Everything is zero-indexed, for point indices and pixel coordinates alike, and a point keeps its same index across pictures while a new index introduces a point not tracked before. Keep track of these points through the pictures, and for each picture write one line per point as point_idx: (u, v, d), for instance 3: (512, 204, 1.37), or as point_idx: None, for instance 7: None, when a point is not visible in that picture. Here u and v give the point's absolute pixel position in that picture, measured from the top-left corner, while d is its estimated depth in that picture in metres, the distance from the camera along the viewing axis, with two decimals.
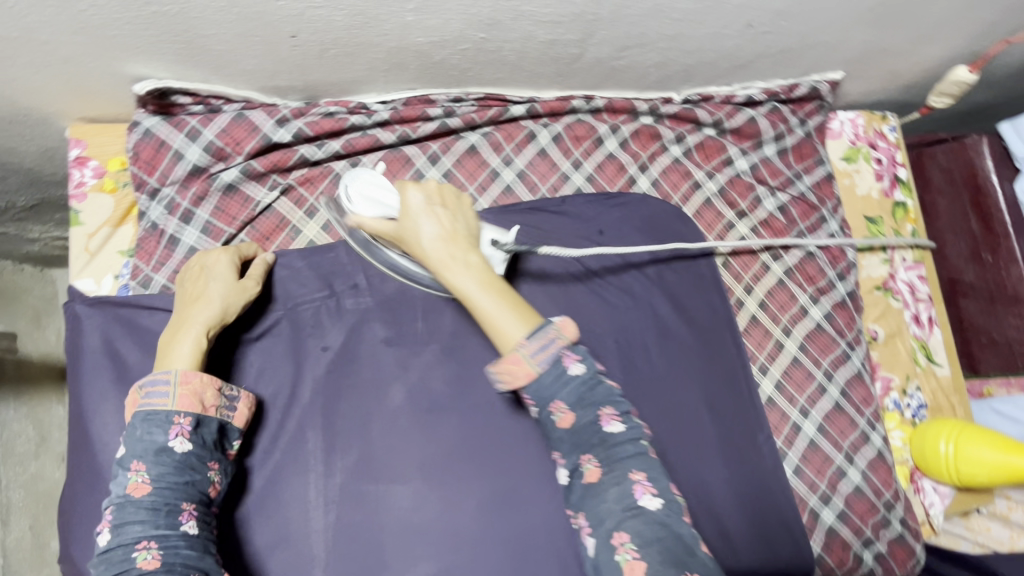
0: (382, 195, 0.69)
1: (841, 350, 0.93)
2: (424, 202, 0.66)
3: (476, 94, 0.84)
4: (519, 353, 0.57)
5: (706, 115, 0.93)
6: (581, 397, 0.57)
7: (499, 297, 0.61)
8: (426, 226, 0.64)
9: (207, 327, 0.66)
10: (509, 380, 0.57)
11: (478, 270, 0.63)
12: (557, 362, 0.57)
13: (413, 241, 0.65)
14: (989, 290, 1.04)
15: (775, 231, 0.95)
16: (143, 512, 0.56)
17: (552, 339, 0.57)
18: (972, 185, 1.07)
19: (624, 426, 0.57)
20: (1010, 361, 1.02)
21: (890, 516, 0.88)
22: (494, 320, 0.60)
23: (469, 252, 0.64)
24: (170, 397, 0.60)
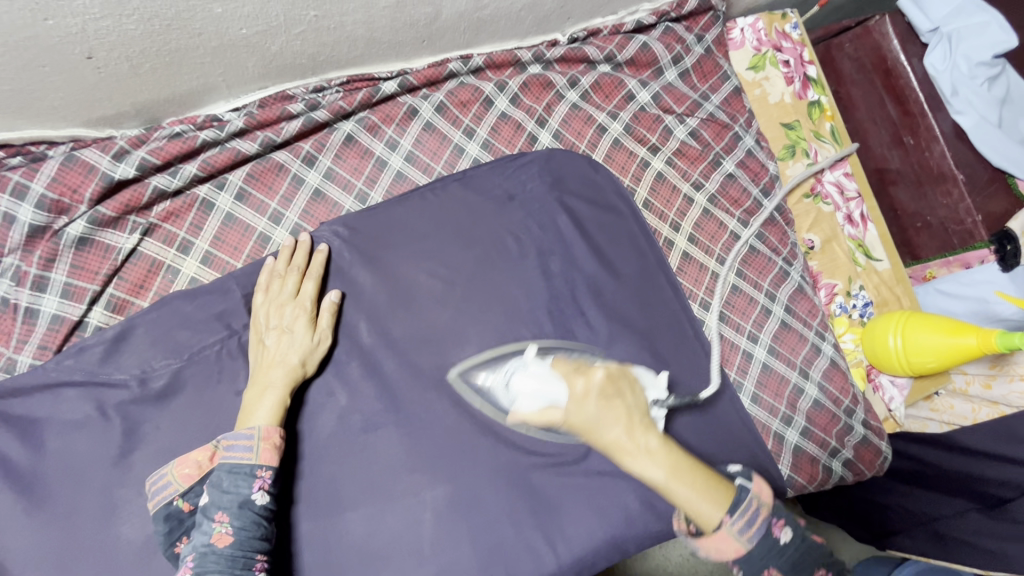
0: (550, 385, 0.60)
1: (779, 268, 0.90)
2: (595, 383, 0.52)
3: (338, 79, 0.76)
4: (726, 532, 0.48)
5: (597, 52, 0.87)
6: (797, 566, 0.49)
7: (697, 485, 0.49)
8: (605, 425, 0.50)
9: (290, 385, 0.66)
10: (714, 554, 0.49)
11: (667, 455, 0.50)
12: (767, 536, 0.49)
13: (588, 434, 0.51)
14: (915, 173, 1.02)
15: (691, 159, 0.90)
16: (225, 562, 0.54)
17: (758, 511, 0.49)
18: (882, 69, 1.04)
19: (794, 534, 0.50)
20: (946, 241, 1.00)
21: (852, 422, 0.87)
22: (695, 508, 0.48)
23: (650, 430, 0.51)
24: (253, 451, 0.60)
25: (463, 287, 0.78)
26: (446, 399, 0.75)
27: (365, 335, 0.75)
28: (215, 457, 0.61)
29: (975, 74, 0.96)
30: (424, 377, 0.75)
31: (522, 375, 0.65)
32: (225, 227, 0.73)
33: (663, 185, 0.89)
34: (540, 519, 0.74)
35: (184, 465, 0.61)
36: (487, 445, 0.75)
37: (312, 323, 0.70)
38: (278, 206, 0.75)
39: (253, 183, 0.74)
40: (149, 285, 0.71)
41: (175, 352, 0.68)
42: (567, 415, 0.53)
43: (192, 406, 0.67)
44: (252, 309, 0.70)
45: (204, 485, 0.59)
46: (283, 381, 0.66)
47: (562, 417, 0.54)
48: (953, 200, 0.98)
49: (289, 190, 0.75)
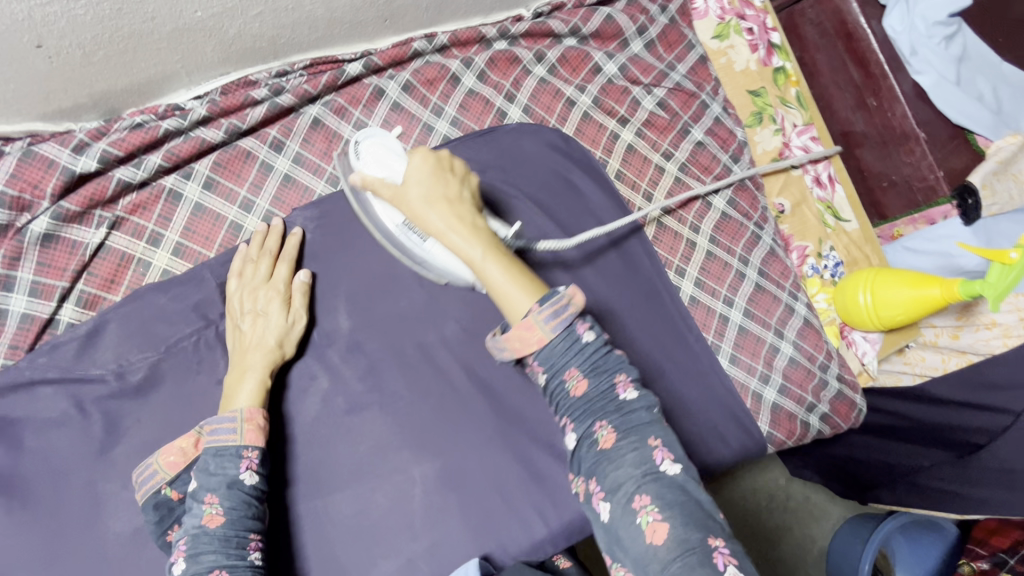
0: (389, 158, 0.64)
1: (751, 233, 0.92)
2: (429, 165, 0.61)
3: (301, 62, 0.75)
4: (530, 319, 0.54)
5: (561, 25, 0.88)
6: (594, 365, 0.53)
7: (505, 270, 0.58)
8: (427, 191, 0.60)
9: (268, 367, 0.66)
10: (519, 347, 0.54)
11: (486, 237, 0.60)
12: (570, 330, 0.54)
13: (414, 210, 0.60)
14: (879, 134, 1.05)
15: (660, 129, 0.90)
16: (219, 542, 0.54)
17: (565, 306, 0.54)
18: (844, 33, 1.05)
19: (637, 394, 0.53)
20: (912, 200, 1.03)
21: (827, 377, 0.90)
22: (503, 292, 0.57)
23: (476, 215, 0.60)
24: (237, 433, 0.60)
25: None
26: (429, 378, 0.76)
27: (344, 319, 0.75)
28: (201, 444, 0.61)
29: (931, 33, 0.98)
30: (407, 357, 0.76)
31: (364, 142, 0.65)
32: (195, 217, 0.72)
33: (634, 156, 0.89)
34: (529, 488, 0.75)
35: (168, 453, 0.60)
36: (474, 419, 0.76)
37: (284, 305, 0.69)
38: (247, 193, 0.74)
39: (221, 172, 0.73)
40: (120, 279, 0.70)
41: (153, 345, 0.68)
42: (397, 190, 0.61)
43: (174, 398, 0.67)
44: (227, 297, 0.69)
45: (191, 471, 0.59)
46: (261, 363, 0.66)
47: (389, 187, 0.62)
48: (916, 158, 1.02)
49: (258, 176, 0.75)
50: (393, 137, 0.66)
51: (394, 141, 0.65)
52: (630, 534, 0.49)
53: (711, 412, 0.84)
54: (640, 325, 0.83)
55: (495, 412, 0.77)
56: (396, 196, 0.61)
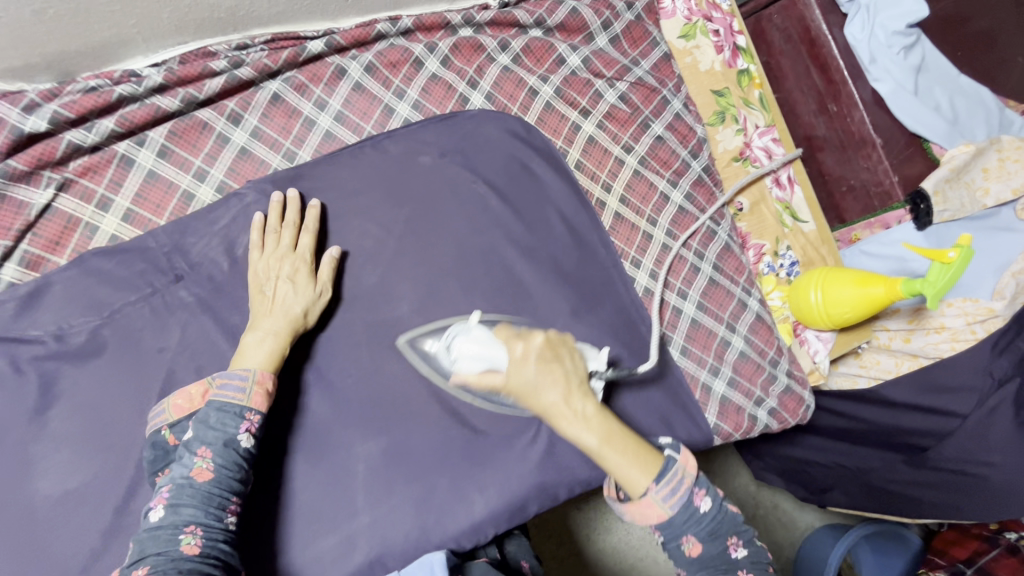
0: (487, 347, 0.64)
1: (707, 228, 0.93)
2: (536, 359, 0.57)
3: (262, 36, 0.76)
4: (651, 500, 0.55)
5: (526, 16, 0.89)
6: (712, 532, 0.57)
7: (627, 453, 0.56)
8: (546, 395, 0.56)
9: (291, 333, 0.68)
10: (639, 518, 0.57)
11: (600, 425, 0.56)
12: (688, 505, 0.57)
13: (528, 403, 0.56)
14: (839, 139, 1.06)
15: (621, 122, 0.92)
16: (202, 496, 0.55)
17: (681, 482, 0.56)
18: (808, 39, 1.07)
19: (746, 549, 0.58)
20: (868, 204, 1.06)
21: (776, 372, 0.92)
22: (624, 474, 0.56)
23: (588, 401, 0.57)
24: (244, 394, 0.61)
25: (394, 243, 0.79)
26: (376, 355, 0.76)
27: None
28: (207, 396, 0.62)
29: (891, 42, 1.01)
30: (355, 333, 0.76)
31: (458, 340, 0.68)
32: (147, 183, 0.72)
33: (595, 147, 0.91)
34: (472, 469, 0.75)
35: (178, 397, 0.62)
36: (420, 397, 0.76)
37: (310, 277, 0.71)
38: (202, 163, 0.75)
39: (176, 141, 0.73)
40: (65, 242, 0.69)
41: (95, 309, 0.68)
42: (505, 385, 0.57)
43: (114, 364, 0.67)
44: (249, 267, 0.71)
45: (192, 421, 0.59)
46: (282, 328, 0.67)
47: (497, 378, 0.57)
48: (873, 163, 1.04)
49: (214, 147, 0.75)
50: (476, 327, 0.69)
51: (484, 334, 0.66)
52: None
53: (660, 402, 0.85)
54: (591, 313, 0.85)
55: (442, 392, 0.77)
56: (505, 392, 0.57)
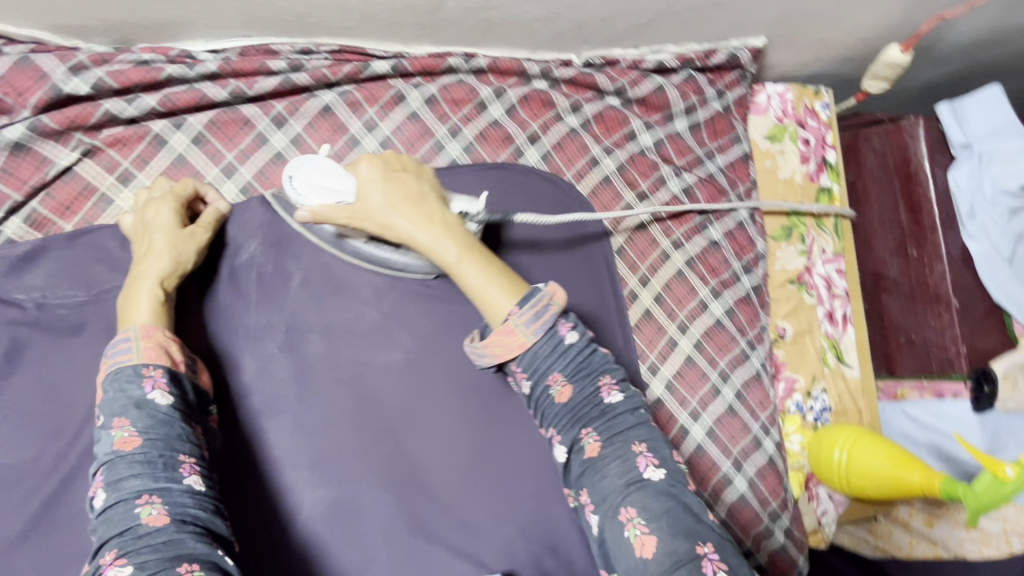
0: (336, 177, 0.62)
1: (740, 349, 0.86)
2: (377, 169, 0.61)
3: (329, 46, 0.73)
4: (511, 323, 0.52)
5: (607, 82, 0.83)
6: (579, 367, 0.53)
7: (486, 270, 0.56)
8: (382, 195, 0.59)
9: (161, 279, 0.62)
10: (500, 352, 0.53)
11: (460, 237, 0.58)
12: (552, 330, 0.53)
13: (368, 218, 0.60)
14: (911, 287, 0.96)
15: (677, 217, 0.86)
16: (139, 466, 0.50)
17: (545, 305, 0.52)
18: (904, 171, 0.96)
19: (580, 335, 0.53)
20: (925, 364, 0.94)
21: (773, 527, 0.83)
22: (481, 292, 0.55)
23: (443, 212, 0.60)
24: (134, 352, 0.56)
25: (405, 287, 0.75)
26: (355, 401, 0.71)
27: (287, 313, 0.71)
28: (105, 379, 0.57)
29: (996, 201, 0.92)
30: (339, 373, 0.72)
31: (297, 173, 0.63)
32: (173, 167, 0.70)
33: (642, 235, 0.85)
34: (419, 547, 0.70)
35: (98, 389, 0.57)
36: (387, 458, 0.71)
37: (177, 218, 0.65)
38: (234, 159, 0.72)
39: (214, 130, 0.71)
40: (76, 209, 0.67)
41: (84, 285, 0.65)
42: (354, 207, 0.60)
43: (84, 345, 0.64)
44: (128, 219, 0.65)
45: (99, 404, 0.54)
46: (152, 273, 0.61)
47: (345, 208, 0.60)
48: (943, 324, 0.92)
49: (250, 146, 0.72)
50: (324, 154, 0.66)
51: (331, 163, 0.63)
52: (619, 545, 0.50)
53: None
54: None
55: (413, 459, 0.72)
56: (354, 215, 0.60)
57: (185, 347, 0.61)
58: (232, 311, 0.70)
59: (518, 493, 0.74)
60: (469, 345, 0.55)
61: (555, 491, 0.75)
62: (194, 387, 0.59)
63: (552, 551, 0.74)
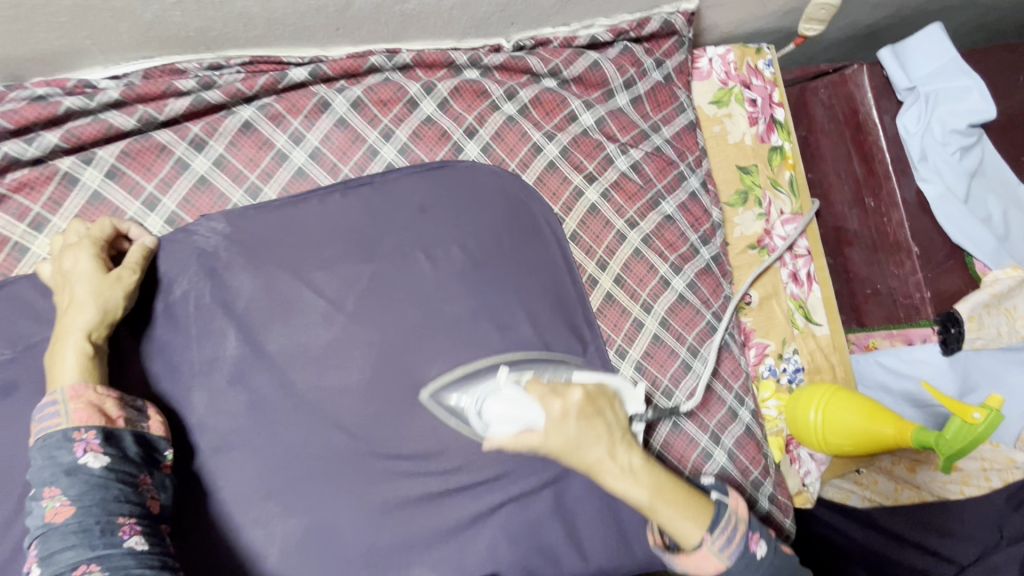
0: (518, 407, 0.58)
1: (707, 323, 0.84)
2: (580, 404, 0.57)
3: (239, 58, 0.69)
4: (706, 550, 0.54)
5: (540, 64, 0.80)
6: (750, 561, 0.56)
7: (676, 504, 0.55)
8: (572, 432, 0.55)
9: (87, 331, 0.58)
10: (694, 570, 0.56)
11: (647, 478, 0.56)
12: (742, 552, 0.56)
13: (570, 457, 0.55)
14: (872, 238, 0.96)
15: (630, 195, 0.83)
16: (74, 536, 0.48)
17: (734, 528, 0.56)
18: (854, 122, 0.97)
19: (766, 549, 0.58)
20: (892, 314, 0.95)
21: (757, 495, 0.83)
22: (678, 529, 0.55)
23: (634, 453, 0.56)
24: (62, 416, 0.52)
25: (354, 301, 0.72)
26: (314, 425, 0.69)
27: (232, 343, 0.68)
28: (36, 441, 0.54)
29: (947, 141, 0.92)
30: (295, 399, 0.69)
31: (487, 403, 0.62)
32: (89, 206, 0.66)
33: (595, 218, 0.82)
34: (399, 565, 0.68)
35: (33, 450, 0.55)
36: (356, 478, 0.69)
37: (99, 262, 0.61)
38: (155, 190, 0.68)
39: (128, 162, 0.67)
40: None
41: (7, 342, 0.62)
42: (547, 447, 0.55)
43: (15, 405, 0.60)
44: (48, 269, 0.61)
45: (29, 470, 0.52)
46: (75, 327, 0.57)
47: (534, 444, 0.56)
48: (904, 272, 0.92)
49: (171, 173, 0.68)
50: (503, 382, 0.63)
51: (512, 391, 0.61)
52: None
53: (622, 511, 0.77)
54: None
55: (383, 477, 0.70)
56: (557, 450, 0.55)
57: (126, 397, 0.57)
58: (172, 348, 0.67)
59: (495, 497, 0.72)
60: (654, 546, 0.59)
61: (534, 491, 0.73)
62: (136, 439, 0.56)
63: (537, 549, 0.73)
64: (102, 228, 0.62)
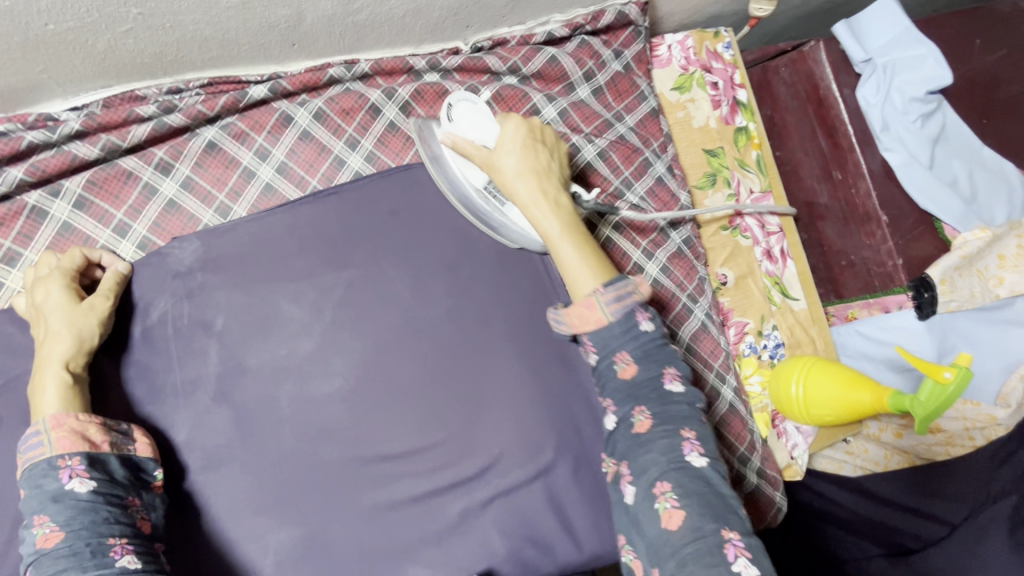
0: (484, 120, 0.66)
1: (683, 305, 0.86)
2: (522, 138, 0.64)
3: (198, 80, 0.69)
4: (592, 299, 0.58)
5: (498, 63, 0.81)
6: (647, 353, 0.59)
7: (579, 249, 0.62)
8: (516, 160, 0.63)
9: (65, 362, 0.58)
10: (577, 325, 0.60)
11: (565, 214, 0.63)
12: (630, 315, 0.59)
13: (498, 173, 0.64)
14: (841, 210, 0.97)
15: (597, 185, 0.84)
16: (65, 560, 0.49)
17: (628, 292, 0.59)
18: (816, 98, 0.98)
19: (654, 327, 0.59)
20: (868, 283, 0.96)
21: (745, 470, 0.84)
22: (571, 269, 0.61)
23: (561, 193, 0.64)
24: (46, 445, 0.53)
25: (331, 311, 0.72)
26: (300, 436, 0.70)
27: (213, 362, 0.69)
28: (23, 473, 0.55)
29: (907, 109, 0.92)
30: (280, 412, 0.70)
31: (458, 104, 0.67)
32: (60, 237, 0.67)
33: None
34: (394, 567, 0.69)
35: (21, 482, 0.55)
36: (346, 486, 0.70)
37: (71, 294, 0.61)
38: (124, 217, 0.69)
39: (95, 191, 0.68)
40: None
41: None
42: (489, 156, 0.64)
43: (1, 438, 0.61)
44: (23, 303, 0.62)
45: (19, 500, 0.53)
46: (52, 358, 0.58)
47: (482, 153, 0.65)
48: (876, 242, 0.94)
49: (139, 199, 0.69)
50: (484, 100, 0.69)
51: (487, 106, 0.67)
52: (648, 518, 0.54)
53: None
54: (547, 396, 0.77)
55: (373, 483, 0.70)
56: (486, 162, 0.64)
57: (110, 421, 0.58)
58: (153, 372, 0.67)
59: (485, 493, 0.73)
60: (552, 312, 0.63)
61: (523, 483, 0.74)
62: (124, 462, 0.57)
63: (531, 542, 0.73)
64: (72, 258, 0.63)
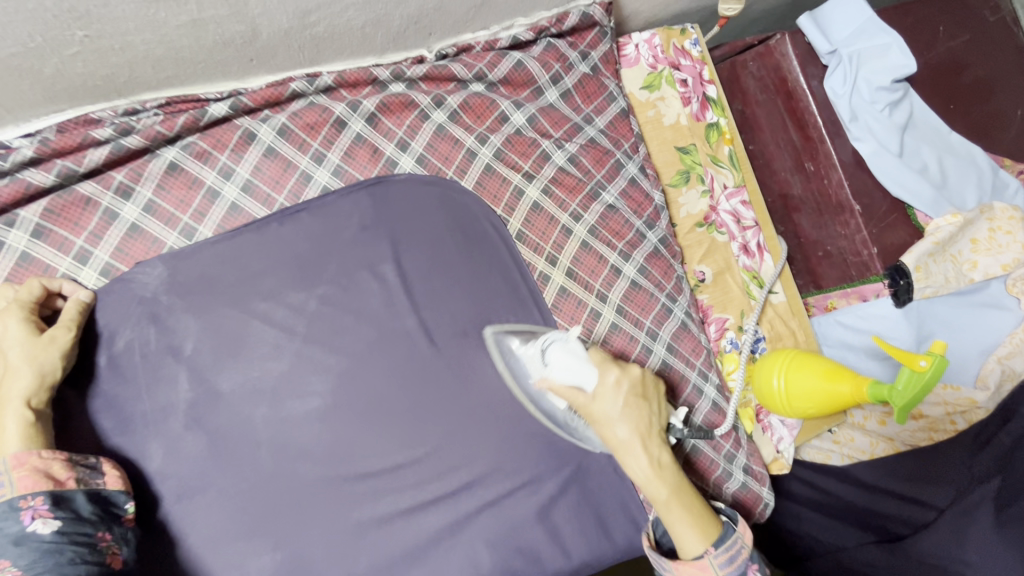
0: (578, 364, 0.67)
1: (662, 305, 0.85)
2: (624, 394, 0.67)
3: (155, 100, 0.68)
4: (706, 560, 0.63)
5: (464, 70, 0.80)
6: (745, 573, 0.64)
7: (688, 514, 0.65)
8: (623, 429, 0.66)
9: (26, 398, 0.57)
10: (684, 574, 0.65)
11: (670, 475, 0.66)
12: (738, 571, 0.64)
13: (604, 428, 0.66)
14: (816, 201, 0.97)
15: (570, 188, 0.84)
16: None
17: (737, 551, 0.64)
18: (784, 90, 0.99)
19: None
20: (845, 273, 0.96)
21: (732, 467, 0.85)
22: (677, 531, 0.65)
23: (662, 451, 0.67)
24: (6, 485, 0.51)
25: (303, 329, 0.71)
26: (277, 458, 0.68)
27: (183, 387, 0.67)
28: None
29: (874, 99, 0.94)
30: (255, 434, 0.68)
31: (552, 346, 0.69)
32: (19, 267, 0.65)
33: (539, 215, 0.83)
34: None
35: None
36: (326, 506, 0.68)
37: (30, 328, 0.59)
38: (85, 243, 0.67)
39: (53, 219, 0.66)
40: None
41: None
42: (589, 404, 0.66)
43: None
44: None
45: None
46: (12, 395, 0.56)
47: (582, 398, 0.67)
48: (850, 231, 0.94)
49: (100, 225, 0.67)
50: (573, 338, 0.70)
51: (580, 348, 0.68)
52: None
53: (599, 500, 0.78)
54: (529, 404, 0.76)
55: (353, 501, 0.69)
56: (583, 406, 0.67)
57: (75, 457, 0.56)
58: (121, 400, 0.66)
59: (469, 505, 0.72)
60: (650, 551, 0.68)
61: (508, 493, 0.74)
62: (92, 497, 0.56)
63: (518, 551, 0.73)
64: (30, 291, 0.61)
